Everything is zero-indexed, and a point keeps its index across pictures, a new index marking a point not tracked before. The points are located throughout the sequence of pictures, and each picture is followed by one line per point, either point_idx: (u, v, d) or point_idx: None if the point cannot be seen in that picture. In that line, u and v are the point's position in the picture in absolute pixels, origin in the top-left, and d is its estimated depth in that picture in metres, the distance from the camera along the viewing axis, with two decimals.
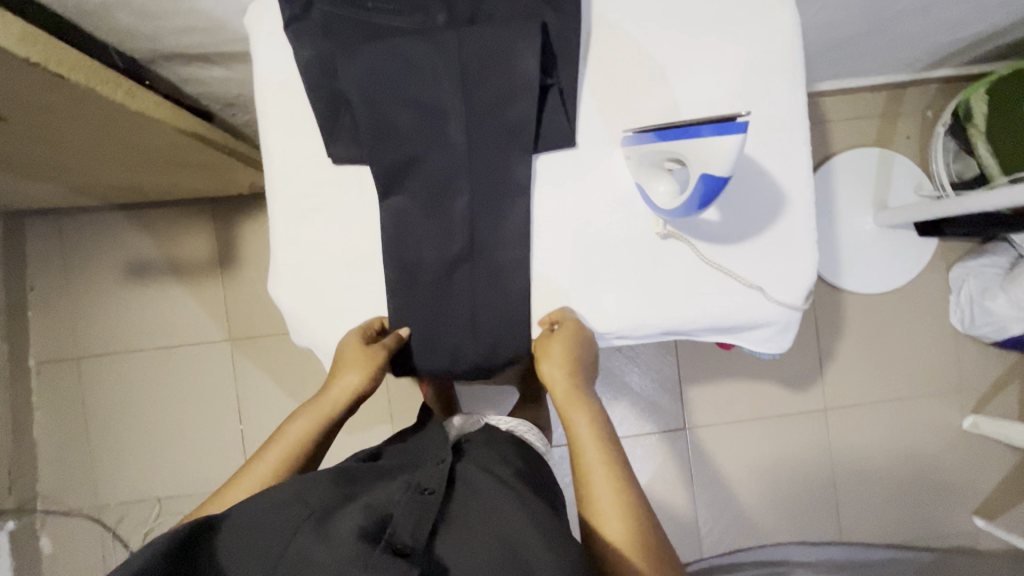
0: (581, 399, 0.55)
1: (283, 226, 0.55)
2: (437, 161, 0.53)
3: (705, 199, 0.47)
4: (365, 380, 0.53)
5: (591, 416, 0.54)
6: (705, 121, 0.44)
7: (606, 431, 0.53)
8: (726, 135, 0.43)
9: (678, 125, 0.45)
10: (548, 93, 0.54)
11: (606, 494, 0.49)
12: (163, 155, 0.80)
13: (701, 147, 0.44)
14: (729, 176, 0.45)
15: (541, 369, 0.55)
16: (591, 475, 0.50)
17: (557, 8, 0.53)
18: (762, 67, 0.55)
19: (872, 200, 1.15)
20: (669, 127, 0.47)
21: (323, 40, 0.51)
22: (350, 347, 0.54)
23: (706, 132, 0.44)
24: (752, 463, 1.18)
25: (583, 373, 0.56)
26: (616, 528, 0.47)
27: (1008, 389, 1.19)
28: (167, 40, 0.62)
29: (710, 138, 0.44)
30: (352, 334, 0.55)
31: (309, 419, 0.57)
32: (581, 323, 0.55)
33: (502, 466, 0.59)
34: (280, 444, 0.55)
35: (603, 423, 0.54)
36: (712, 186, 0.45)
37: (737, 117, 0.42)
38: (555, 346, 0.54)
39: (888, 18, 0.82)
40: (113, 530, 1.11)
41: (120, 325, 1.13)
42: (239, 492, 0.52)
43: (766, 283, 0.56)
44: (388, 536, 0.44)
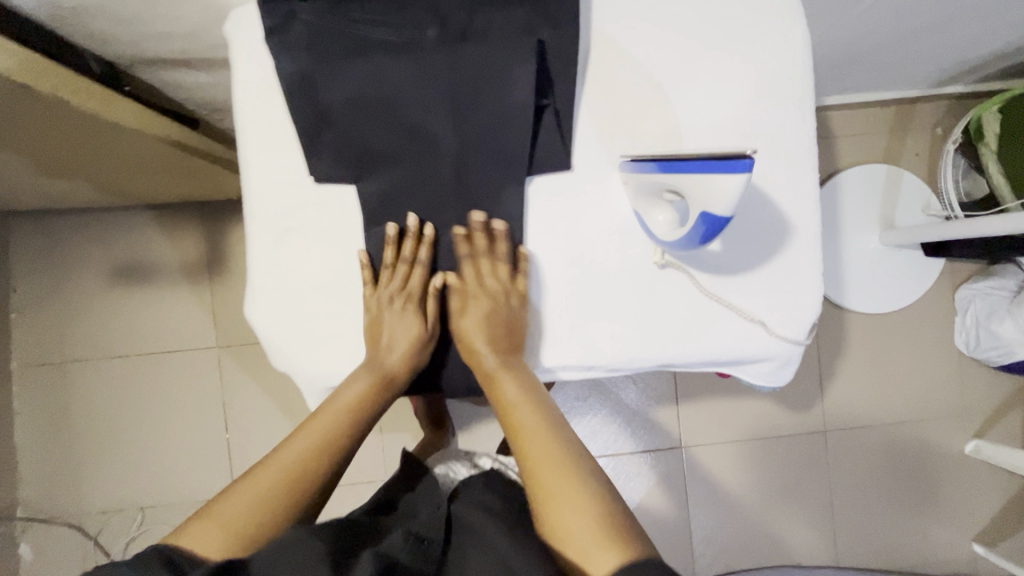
0: (508, 369, 0.52)
1: (260, 249, 0.52)
2: (422, 186, 0.50)
3: (707, 235, 0.44)
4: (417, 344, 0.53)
5: (521, 384, 0.52)
6: (711, 156, 0.41)
7: (534, 396, 0.51)
8: (730, 174, 0.40)
9: (684, 158, 0.43)
10: (544, 115, 0.51)
11: (543, 458, 0.48)
12: (147, 162, 0.77)
13: (699, 185, 0.42)
14: (730, 216, 0.42)
15: (465, 347, 0.54)
16: (525, 439, 0.49)
17: (554, 25, 0.49)
18: (769, 90, 0.53)
19: (878, 217, 1.12)
20: (676, 159, 0.44)
21: (306, 51, 0.48)
22: (404, 310, 0.52)
23: (709, 169, 0.41)
24: (749, 482, 1.15)
25: (506, 341, 0.53)
26: (558, 489, 0.46)
27: (1012, 414, 1.17)
28: (150, 44, 0.60)
29: (709, 176, 0.41)
30: (402, 294, 0.52)
31: (365, 382, 0.51)
32: (480, 286, 0.53)
33: (495, 497, 0.56)
34: (332, 412, 0.50)
35: (530, 388, 0.52)
36: (713, 225, 0.43)
37: (745, 155, 0.39)
38: (470, 321, 0.53)
39: (906, 34, 0.79)
40: (94, 538, 1.09)
41: (104, 330, 1.10)
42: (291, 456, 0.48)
43: (767, 317, 0.54)
44: (399, 575, 0.42)
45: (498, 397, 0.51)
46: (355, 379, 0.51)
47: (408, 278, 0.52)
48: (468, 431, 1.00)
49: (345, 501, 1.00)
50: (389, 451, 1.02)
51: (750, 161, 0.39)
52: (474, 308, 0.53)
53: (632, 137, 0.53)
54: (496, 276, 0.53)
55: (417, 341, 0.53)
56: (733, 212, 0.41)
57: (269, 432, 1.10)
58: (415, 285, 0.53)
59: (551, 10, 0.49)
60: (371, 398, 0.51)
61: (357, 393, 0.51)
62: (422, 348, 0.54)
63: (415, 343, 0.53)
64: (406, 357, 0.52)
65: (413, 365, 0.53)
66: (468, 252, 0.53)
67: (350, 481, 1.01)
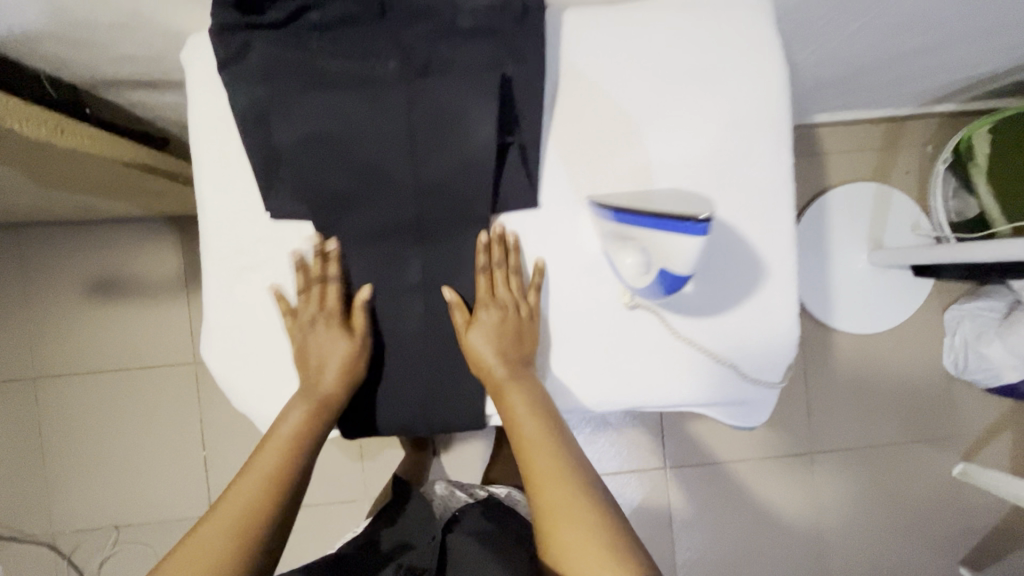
0: (520, 381, 0.49)
1: (215, 287, 0.51)
2: (382, 224, 0.48)
3: (672, 285, 0.45)
4: (347, 361, 0.49)
5: (530, 399, 0.49)
6: (668, 217, 0.43)
7: (545, 409, 0.50)
8: (686, 237, 0.42)
9: (652, 217, 0.43)
10: (509, 153, 0.49)
11: (550, 474, 0.48)
12: (113, 183, 0.75)
13: (660, 244, 0.44)
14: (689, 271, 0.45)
15: (474, 356, 0.50)
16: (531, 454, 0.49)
17: (520, 58, 0.47)
18: (744, 127, 0.51)
19: (866, 237, 1.11)
20: (642, 214, 0.44)
21: (261, 84, 0.46)
22: (327, 330, 0.49)
23: (667, 229, 0.43)
24: (733, 505, 1.14)
25: (519, 352, 0.50)
26: (563, 514, 0.47)
27: (1001, 437, 1.15)
28: (109, 69, 0.58)
29: (667, 236, 0.43)
30: (321, 315, 0.49)
31: (304, 410, 0.49)
32: (494, 303, 0.50)
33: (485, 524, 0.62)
34: (274, 443, 0.49)
35: (540, 402, 0.49)
36: (673, 281, 0.45)
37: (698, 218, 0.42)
38: (479, 335, 0.49)
39: (892, 57, 0.77)
40: (68, 557, 1.07)
41: (79, 346, 1.08)
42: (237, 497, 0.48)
43: (741, 360, 0.52)
44: None
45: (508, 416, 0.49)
46: (292, 407, 0.49)
47: (324, 296, 0.49)
48: (448, 454, 0.99)
49: (321, 524, 0.99)
50: (367, 473, 1.00)
51: (704, 224, 0.42)
52: (486, 320, 0.49)
53: (602, 174, 0.51)
54: (510, 287, 0.50)
55: (348, 362, 0.49)
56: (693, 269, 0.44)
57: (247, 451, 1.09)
58: (331, 302, 0.49)
59: (517, 42, 0.47)
60: (312, 424, 0.49)
61: (295, 423, 0.49)
62: (358, 366, 0.50)
63: (348, 366, 0.49)
64: (340, 379, 0.49)
65: (351, 384, 0.50)
66: (485, 264, 0.50)
67: (327, 504, 0.99)
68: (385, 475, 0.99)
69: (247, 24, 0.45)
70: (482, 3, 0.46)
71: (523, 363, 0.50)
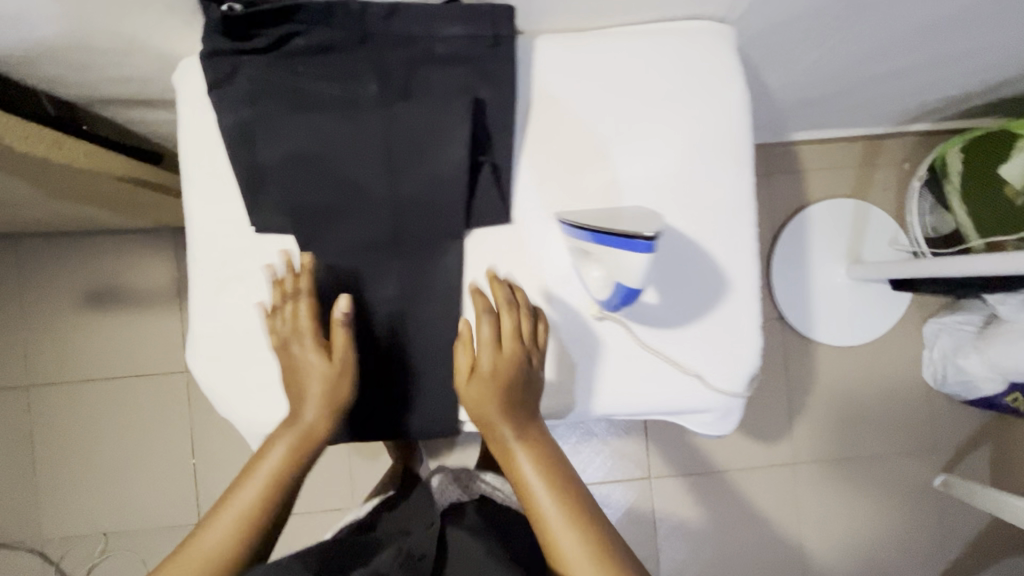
0: (522, 429, 0.50)
1: (202, 296, 0.53)
2: (360, 237, 0.51)
3: (625, 297, 0.49)
4: (329, 393, 0.50)
5: (533, 444, 0.50)
6: (619, 235, 0.46)
7: (547, 453, 0.51)
8: (633, 253, 0.46)
9: (607, 233, 0.46)
10: (481, 171, 0.52)
11: (557, 519, 0.48)
12: (108, 196, 0.78)
13: (613, 259, 0.47)
14: (641, 284, 0.48)
15: (475, 400, 0.50)
16: (536, 500, 0.49)
17: (492, 83, 0.50)
18: (705, 147, 0.54)
19: (845, 252, 1.13)
20: (599, 231, 0.47)
21: (247, 106, 0.49)
22: (306, 351, 0.50)
23: (617, 247, 0.46)
24: (717, 515, 1.15)
25: (519, 398, 0.50)
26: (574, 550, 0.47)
27: (981, 449, 1.17)
28: (107, 88, 0.61)
29: (617, 252, 0.46)
30: (297, 333, 0.50)
31: (288, 441, 0.50)
32: (497, 350, 0.49)
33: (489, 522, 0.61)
34: (261, 472, 0.50)
35: (543, 445, 0.51)
36: (628, 294, 0.48)
37: (641, 236, 0.45)
38: (478, 381, 0.49)
39: (861, 79, 0.80)
40: (56, 564, 1.08)
41: (73, 354, 1.10)
42: (218, 526, 0.49)
43: (706, 370, 0.54)
44: None
45: (513, 465, 0.50)
46: (278, 437, 0.50)
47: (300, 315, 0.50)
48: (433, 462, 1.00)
49: (308, 531, 1.00)
50: (354, 480, 1.01)
51: (648, 241, 0.45)
52: (484, 364, 0.49)
53: (571, 192, 0.53)
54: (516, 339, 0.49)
55: (331, 395, 0.50)
56: (644, 282, 0.47)
57: (236, 459, 1.10)
58: (308, 323, 0.50)
59: (490, 68, 0.50)
60: (295, 455, 0.50)
61: (280, 455, 0.50)
62: (341, 398, 0.50)
63: (332, 400, 0.50)
64: (323, 414, 0.50)
65: (335, 418, 0.50)
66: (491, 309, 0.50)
67: (314, 511, 1.00)
68: (372, 482, 1.01)
69: (235, 50, 0.48)
70: (457, 32, 0.49)
71: (523, 410, 0.50)
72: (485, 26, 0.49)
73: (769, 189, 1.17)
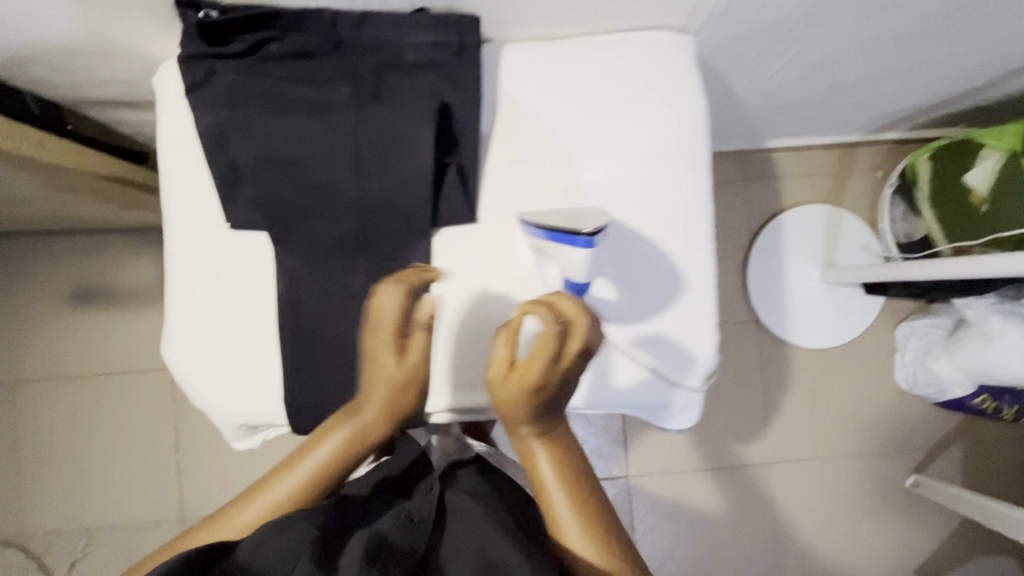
0: (544, 432, 0.54)
1: (177, 289, 0.55)
2: (331, 234, 0.53)
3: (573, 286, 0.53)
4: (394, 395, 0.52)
5: (552, 445, 0.55)
6: (560, 231, 0.50)
7: (564, 455, 0.55)
8: (573, 248, 0.50)
9: (550, 231, 0.50)
10: (447, 172, 0.54)
11: (568, 511, 0.52)
12: (93, 194, 0.80)
13: (559, 254, 0.51)
14: (586, 277, 0.52)
15: (510, 403, 0.51)
16: (550, 494, 0.53)
17: (459, 89, 0.53)
18: (664, 151, 0.57)
19: (819, 256, 1.16)
20: (546, 229, 0.51)
21: (223, 108, 0.51)
22: (386, 347, 0.50)
23: (559, 242, 0.51)
24: (692, 514, 1.17)
25: (551, 407, 0.53)
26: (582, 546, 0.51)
27: (951, 450, 1.19)
28: (91, 89, 0.63)
29: (560, 247, 0.51)
30: (373, 326, 0.50)
31: (344, 435, 0.53)
32: (550, 361, 0.49)
33: (491, 491, 0.57)
34: (313, 458, 0.53)
35: (561, 447, 0.55)
36: (575, 285, 0.53)
37: (579, 233, 0.49)
38: (512, 385, 0.50)
39: (826, 89, 0.83)
40: (37, 559, 1.08)
41: (58, 351, 1.11)
42: (265, 500, 0.52)
43: (663, 365, 0.57)
44: (386, 554, 0.45)
45: (532, 462, 0.55)
46: (335, 430, 0.53)
47: (385, 307, 0.49)
48: None
49: None
50: None
51: (584, 238, 0.49)
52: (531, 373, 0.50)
53: (535, 194, 0.56)
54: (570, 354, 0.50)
55: (398, 399, 0.52)
56: (587, 275, 0.52)
57: (219, 456, 1.11)
58: (390, 320, 0.49)
59: (456, 74, 0.53)
60: (350, 449, 0.53)
61: (334, 447, 0.53)
62: (404, 403, 0.53)
63: (397, 405, 0.53)
64: (382, 415, 0.53)
65: (392, 421, 0.54)
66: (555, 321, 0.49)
67: None
68: None
69: (211, 54, 0.50)
70: (425, 39, 0.51)
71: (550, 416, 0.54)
72: (450, 34, 0.51)
73: (746, 194, 1.20)
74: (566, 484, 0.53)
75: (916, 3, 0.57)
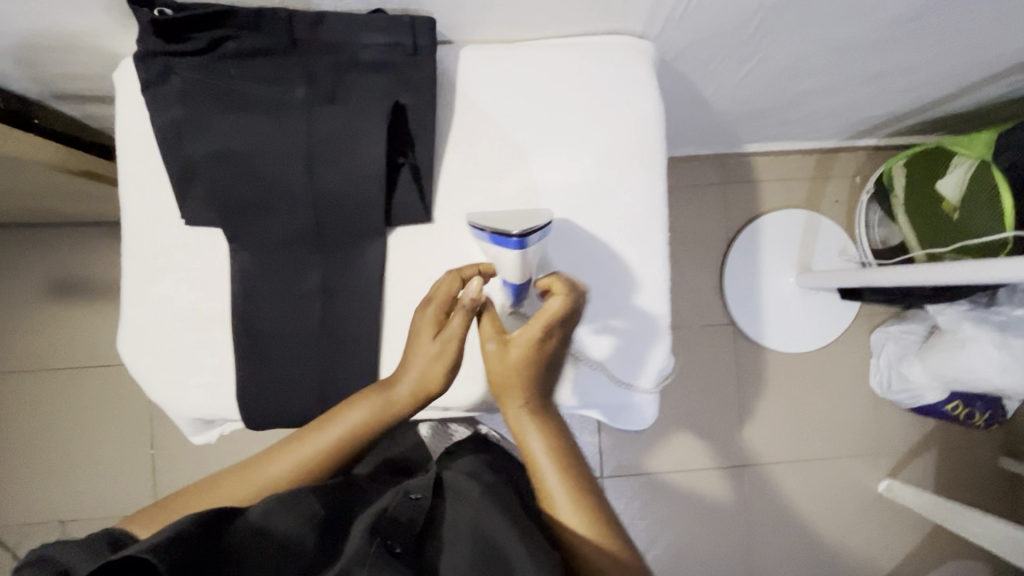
0: (537, 412, 0.54)
1: (134, 284, 0.56)
2: (284, 231, 0.54)
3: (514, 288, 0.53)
4: (429, 368, 0.52)
5: (545, 426, 0.53)
6: (493, 231, 0.49)
7: (558, 436, 0.54)
8: (505, 250, 0.48)
9: (486, 231, 0.49)
10: (401, 172, 0.55)
11: (561, 492, 0.50)
12: (64, 189, 0.80)
13: (497, 254, 0.50)
14: (523, 277, 0.51)
15: (505, 370, 0.52)
16: (543, 470, 0.51)
17: (414, 90, 0.54)
18: (619, 154, 0.57)
19: (796, 260, 1.17)
20: (483, 229, 0.50)
21: (179, 106, 0.52)
22: (429, 319, 0.52)
23: (494, 243, 0.49)
24: (666, 517, 1.17)
25: (538, 384, 0.54)
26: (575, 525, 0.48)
27: (925, 456, 1.20)
28: (56, 84, 0.63)
29: (496, 248, 0.49)
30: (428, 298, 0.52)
31: (371, 405, 0.52)
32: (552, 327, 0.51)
33: (489, 470, 0.58)
34: (339, 424, 0.52)
35: (555, 428, 0.54)
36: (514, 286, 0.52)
37: (510, 235, 0.47)
38: (515, 350, 0.51)
39: (796, 95, 0.84)
40: (12, 550, 1.09)
41: (34, 343, 1.12)
42: (288, 458, 0.52)
43: (613, 365, 0.58)
44: (386, 531, 0.45)
45: (523, 442, 0.53)
46: (361, 401, 0.52)
47: (440, 286, 0.52)
48: None
49: None
50: None
51: (515, 240, 0.47)
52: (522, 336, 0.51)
53: (489, 195, 0.57)
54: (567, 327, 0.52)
55: (428, 378, 0.52)
56: (523, 276, 0.50)
57: (193, 451, 1.12)
58: (442, 297, 0.52)
59: (410, 75, 0.53)
60: (378, 420, 0.52)
61: (362, 417, 0.52)
62: (434, 383, 0.53)
63: (427, 383, 0.52)
64: (413, 389, 0.52)
65: (419, 402, 0.53)
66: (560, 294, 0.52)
67: None
68: None
69: (166, 52, 0.50)
70: (380, 41, 0.52)
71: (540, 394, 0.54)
72: (404, 34, 0.51)
73: (724, 198, 1.20)
74: (561, 464, 0.51)
75: (874, 11, 0.58)
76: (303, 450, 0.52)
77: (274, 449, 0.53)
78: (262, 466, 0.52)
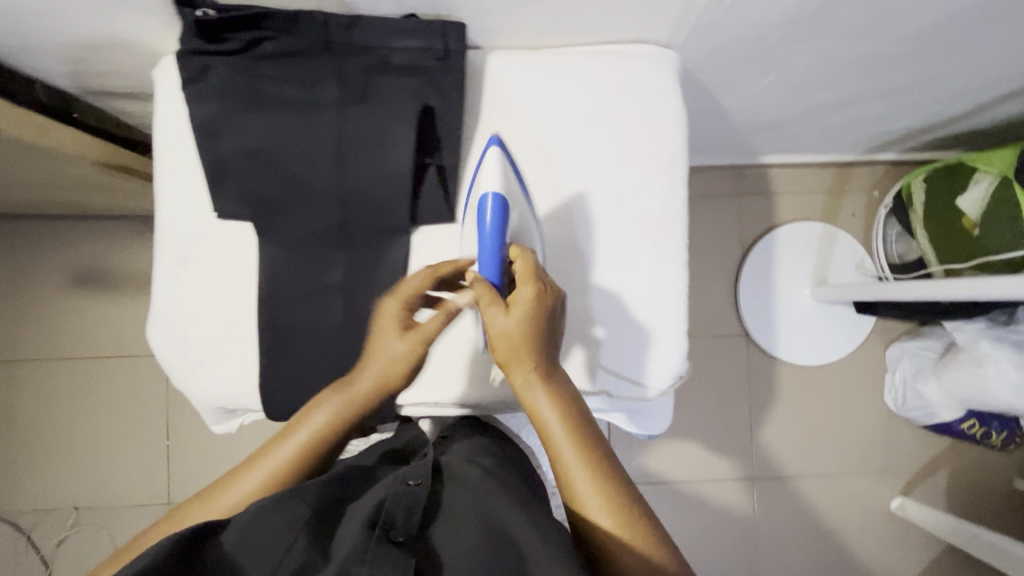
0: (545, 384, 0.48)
1: (164, 274, 0.57)
2: (308, 226, 0.55)
3: (492, 270, 0.52)
4: (391, 363, 0.52)
5: (558, 395, 0.48)
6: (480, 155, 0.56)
7: (571, 404, 0.48)
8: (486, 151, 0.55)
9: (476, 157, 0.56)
10: (427, 172, 0.57)
11: (581, 476, 0.46)
12: (96, 182, 0.82)
13: (479, 178, 0.55)
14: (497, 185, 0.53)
15: (504, 346, 0.48)
16: (557, 448, 0.47)
17: (443, 93, 0.55)
18: (642, 161, 0.58)
19: (810, 273, 1.17)
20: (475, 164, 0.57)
21: (215, 103, 0.53)
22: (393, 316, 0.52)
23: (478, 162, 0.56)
24: (673, 527, 1.17)
25: (546, 354, 0.48)
26: (597, 511, 0.45)
27: (938, 475, 1.19)
28: (96, 80, 0.66)
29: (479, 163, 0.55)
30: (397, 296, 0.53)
31: (335, 403, 0.52)
32: (540, 293, 0.48)
33: (488, 457, 0.57)
34: (303, 431, 0.51)
35: (568, 396, 0.49)
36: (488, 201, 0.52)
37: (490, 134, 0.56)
38: (516, 319, 0.47)
39: (815, 108, 0.84)
40: (27, 535, 1.11)
41: (57, 332, 1.14)
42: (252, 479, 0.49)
43: (628, 369, 0.59)
44: (386, 520, 0.44)
45: (535, 414, 0.48)
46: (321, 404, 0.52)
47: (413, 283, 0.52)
48: None
49: None
50: None
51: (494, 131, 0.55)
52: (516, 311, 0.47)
53: None
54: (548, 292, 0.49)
55: (388, 372, 0.52)
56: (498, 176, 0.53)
57: (207, 443, 1.13)
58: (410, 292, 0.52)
59: (439, 78, 0.55)
60: (344, 417, 0.52)
61: (326, 416, 0.52)
62: (393, 381, 0.53)
63: (388, 377, 0.53)
64: (374, 384, 0.53)
65: (381, 396, 0.53)
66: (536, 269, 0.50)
67: None
68: None
69: (207, 51, 0.52)
70: (412, 44, 0.53)
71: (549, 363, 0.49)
72: (435, 40, 0.53)
73: (739, 208, 1.20)
74: (576, 442, 0.47)
75: (896, 25, 0.58)
76: (269, 465, 0.50)
77: (239, 470, 0.50)
78: (222, 493, 0.49)
